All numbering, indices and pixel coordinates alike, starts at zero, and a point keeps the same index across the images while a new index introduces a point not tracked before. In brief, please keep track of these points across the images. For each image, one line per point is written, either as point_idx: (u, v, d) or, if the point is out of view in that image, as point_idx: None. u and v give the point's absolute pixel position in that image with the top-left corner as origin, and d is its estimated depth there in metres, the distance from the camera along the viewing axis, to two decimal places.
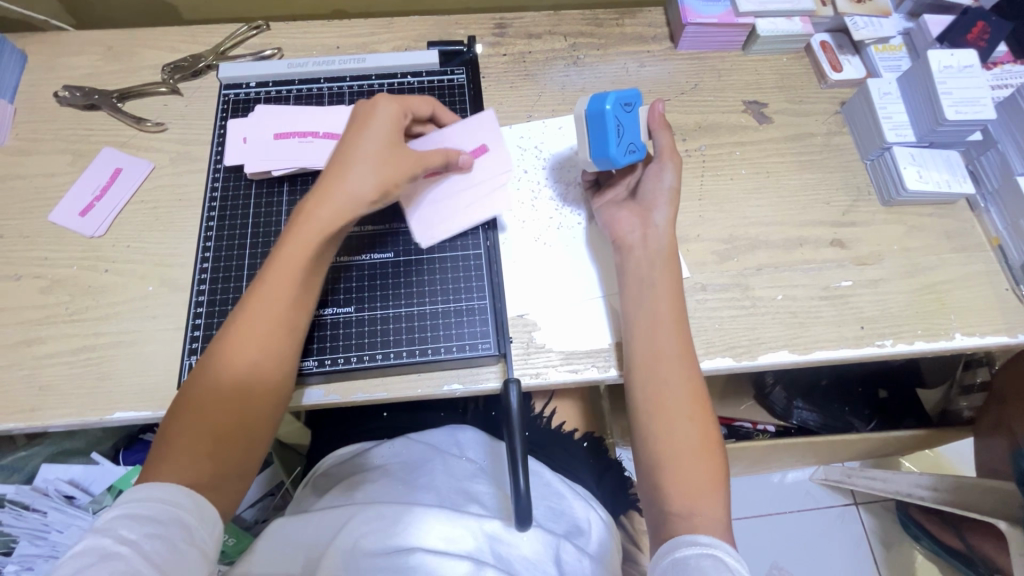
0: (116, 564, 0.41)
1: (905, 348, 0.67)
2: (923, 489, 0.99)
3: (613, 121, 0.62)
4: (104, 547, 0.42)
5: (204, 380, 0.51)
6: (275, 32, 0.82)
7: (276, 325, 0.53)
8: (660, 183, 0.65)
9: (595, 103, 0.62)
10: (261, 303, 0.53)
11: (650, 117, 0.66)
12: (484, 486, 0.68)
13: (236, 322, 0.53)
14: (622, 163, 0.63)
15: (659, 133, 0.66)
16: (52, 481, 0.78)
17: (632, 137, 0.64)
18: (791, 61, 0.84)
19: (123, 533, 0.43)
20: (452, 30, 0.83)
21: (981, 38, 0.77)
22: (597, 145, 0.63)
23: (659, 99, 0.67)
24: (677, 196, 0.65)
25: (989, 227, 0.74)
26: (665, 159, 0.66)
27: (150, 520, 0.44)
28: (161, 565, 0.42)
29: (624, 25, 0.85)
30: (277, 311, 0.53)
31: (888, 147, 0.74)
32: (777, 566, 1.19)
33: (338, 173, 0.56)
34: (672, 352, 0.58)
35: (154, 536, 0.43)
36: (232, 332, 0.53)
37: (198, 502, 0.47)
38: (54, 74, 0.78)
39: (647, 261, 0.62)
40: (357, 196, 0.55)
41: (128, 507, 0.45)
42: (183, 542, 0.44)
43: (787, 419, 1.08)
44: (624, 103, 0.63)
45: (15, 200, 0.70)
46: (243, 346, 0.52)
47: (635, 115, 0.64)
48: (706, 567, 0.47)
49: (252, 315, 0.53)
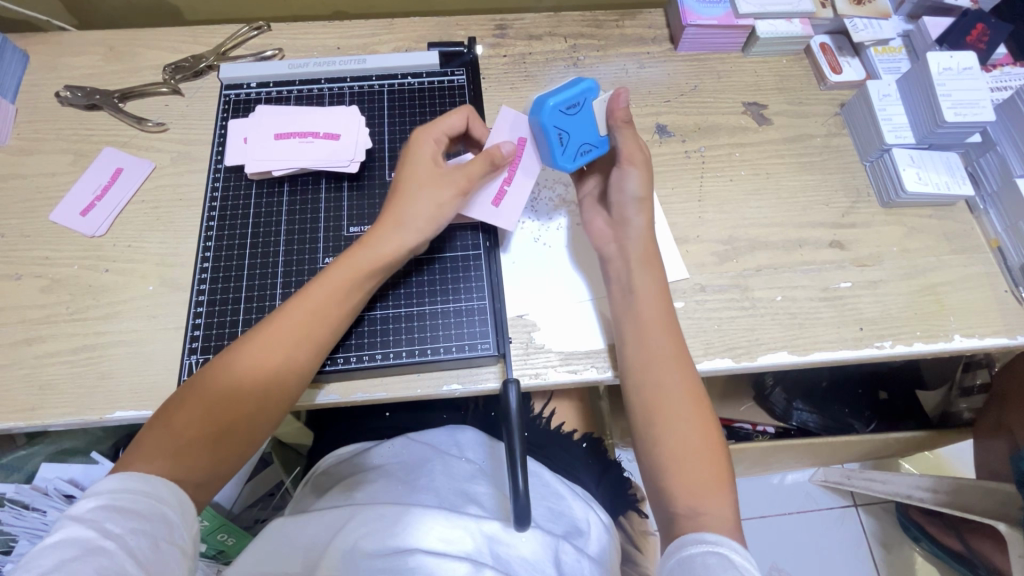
0: (100, 559, 0.40)
1: (904, 348, 0.67)
2: (923, 491, 0.99)
3: (553, 128, 0.63)
4: (87, 540, 0.41)
5: (219, 372, 0.52)
6: (276, 33, 0.82)
7: (301, 335, 0.54)
8: (624, 190, 0.64)
9: (535, 110, 0.63)
10: (296, 313, 0.55)
11: (609, 113, 0.64)
12: (483, 487, 0.68)
13: (266, 323, 0.54)
14: (574, 167, 0.65)
15: (620, 133, 0.64)
16: (53, 481, 0.78)
17: (585, 136, 0.64)
18: (790, 63, 0.84)
19: (108, 527, 0.42)
20: (452, 31, 0.84)
21: (980, 40, 0.77)
22: (545, 152, 0.65)
23: (620, 91, 0.63)
24: (646, 202, 0.64)
25: (988, 229, 0.74)
26: (626, 165, 0.64)
27: (136, 516, 0.43)
28: (145, 563, 0.42)
29: (624, 26, 0.85)
30: (308, 325, 0.55)
31: (887, 149, 0.75)
32: (777, 567, 1.19)
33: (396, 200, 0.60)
34: (668, 355, 0.58)
35: (139, 532, 0.43)
36: (260, 332, 0.54)
37: (182, 500, 0.47)
38: (56, 74, 0.78)
39: (625, 271, 0.62)
40: (402, 221, 0.59)
41: (112, 498, 0.44)
42: (166, 540, 0.44)
43: (787, 420, 1.08)
44: (565, 105, 0.63)
45: (16, 199, 0.70)
46: (265, 347, 0.53)
47: (582, 113, 0.63)
48: (711, 565, 0.46)
49: (283, 321, 0.54)
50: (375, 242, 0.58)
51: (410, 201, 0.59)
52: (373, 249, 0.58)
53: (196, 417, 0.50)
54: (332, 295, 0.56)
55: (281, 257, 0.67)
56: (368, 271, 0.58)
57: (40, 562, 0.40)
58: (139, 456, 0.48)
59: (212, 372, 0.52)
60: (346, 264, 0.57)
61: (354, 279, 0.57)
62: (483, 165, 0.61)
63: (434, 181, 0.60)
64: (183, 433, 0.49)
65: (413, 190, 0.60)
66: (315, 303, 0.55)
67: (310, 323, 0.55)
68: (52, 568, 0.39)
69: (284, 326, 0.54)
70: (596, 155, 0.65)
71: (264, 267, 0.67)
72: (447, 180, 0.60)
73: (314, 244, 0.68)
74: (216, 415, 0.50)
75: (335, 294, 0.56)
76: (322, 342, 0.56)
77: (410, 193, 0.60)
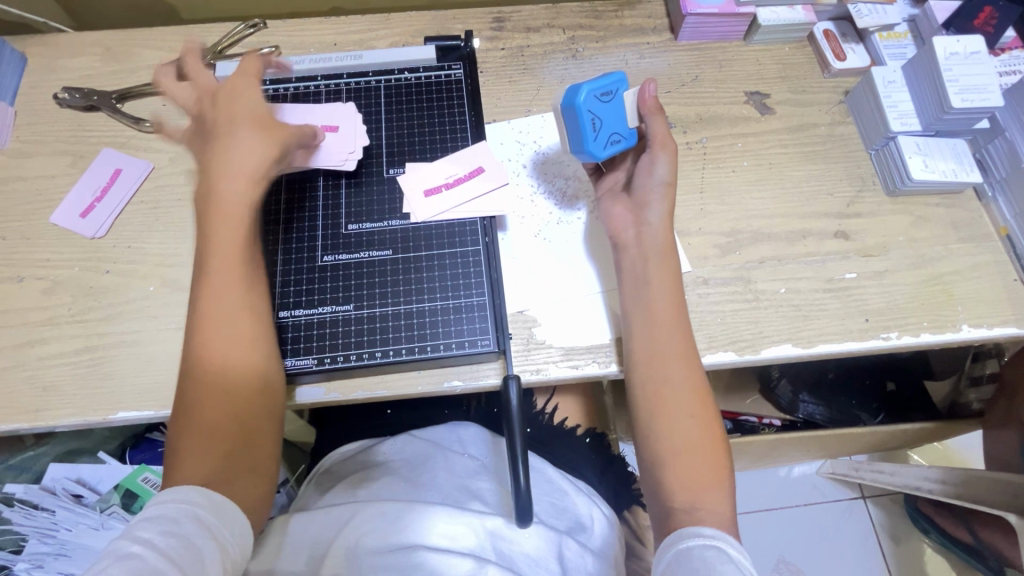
0: (132, 562, 0.41)
1: (910, 340, 0.66)
2: (931, 483, 0.98)
3: (588, 114, 0.62)
4: (122, 548, 0.42)
5: (192, 400, 0.51)
6: (272, 31, 0.81)
7: (237, 316, 0.54)
8: (652, 175, 0.64)
9: (568, 96, 0.62)
10: (209, 308, 0.53)
11: (639, 101, 0.64)
12: (486, 483, 0.68)
13: (193, 334, 0.53)
14: (605, 155, 0.64)
15: (651, 119, 0.64)
16: (59, 481, 0.80)
17: (617, 126, 0.64)
18: (793, 51, 0.82)
19: (140, 535, 0.43)
20: (450, 25, 0.83)
21: (988, 23, 0.76)
22: (575, 140, 0.63)
23: (649, 80, 0.64)
24: (671, 188, 0.64)
25: (997, 217, 0.73)
26: (658, 149, 0.64)
27: (166, 521, 0.44)
28: (178, 562, 0.42)
29: (623, 16, 0.84)
30: (227, 306, 0.53)
31: (893, 137, 0.73)
32: (785, 560, 1.19)
33: (224, 151, 0.57)
34: (670, 348, 0.57)
35: (170, 535, 0.43)
36: (197, 342, 0.52)
37: (211, 501, 0.47)
38: (54, 75, 0.78)
39: (640, 260, 0.61)
40: (257, 161, 0.57)
41: (148, 511, 0.45)
42: (200, 540, 0.44)
43: (793, 413, 1.07)
44: (601, 93, 0.62)
45: (17, 201, 0.70)
46: (214, 351, 0.52)
47: (617, 101, 0.63)
48: (709, 559, 0.46)
49: (204, 325, 0.53)
50: (241, 194, 0.56)
51: (234, 143, 0.57)
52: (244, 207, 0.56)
53: (202, 433, 0.50)
54: (228, 268, 0.54)
55: (279, 256, 0.67)
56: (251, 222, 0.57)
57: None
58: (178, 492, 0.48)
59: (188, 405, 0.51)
60: (223, 235, 0.55)
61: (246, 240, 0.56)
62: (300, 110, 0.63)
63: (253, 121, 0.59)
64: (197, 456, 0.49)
65: (228, 137, 0.57)
66: (220, 287, 0.54)
67: (229, 305, 0.53)
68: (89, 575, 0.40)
69: (212, 317, 0.53)
70: (625, 146, 0.65)
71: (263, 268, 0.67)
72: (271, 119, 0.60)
73: (312, 243, 0.68)
74: (215, 429, 0.50)
75: (234, 260, 0.55)
76: (247, 308, 0.54)
77: (229, 134, 0.57)
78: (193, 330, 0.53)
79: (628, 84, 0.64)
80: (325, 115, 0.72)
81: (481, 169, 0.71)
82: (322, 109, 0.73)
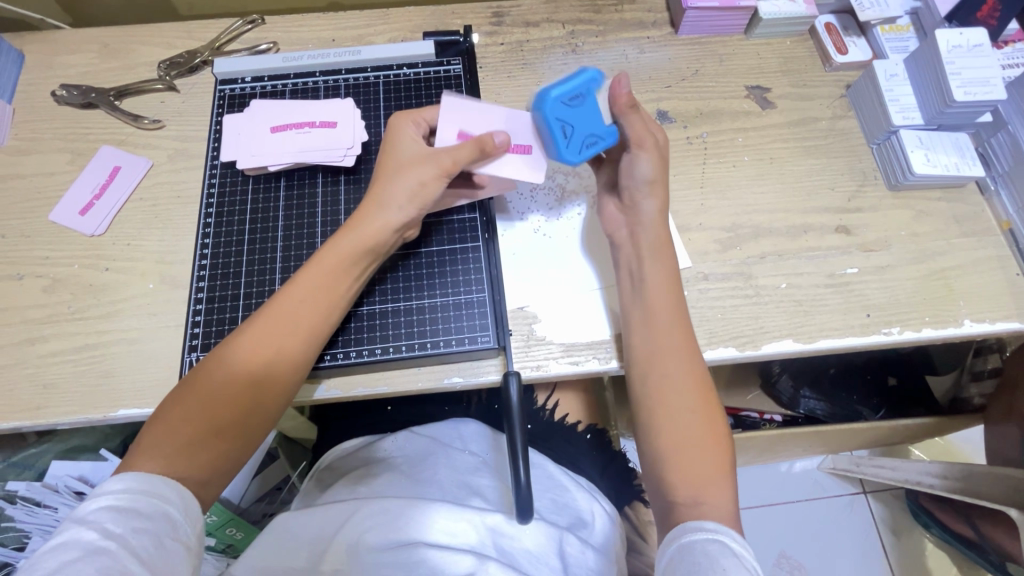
0: (103, 559, 0.41)
1: (912, 335, 0.66)
2: (932, 477, 0.97)
3: (556, 121, 0.60)
4: (90, 542, 0.41)
5: (213, 368, 0.51)
6: (270, 26, 0.81)
7: (297, 328, 0.54)
8: (635, 174, 0.62)
9: (535, 105, 0.61)
10: (284, 305, 0.54)
11: (612, 100, 0.61)
12: (486, 480, 0.68)
13: (259, 313, 0.54)
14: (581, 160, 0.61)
15: (626, 118, 0.61)
16: (63, 478, 0.79)
17: (592, 126, 0.61)
18: (794, 45, 0.82)
19: (110, 528, 0.42)
20: (449, 20, 0.82)
21: (991, 16, 0.74)
22: (548, 149, 0.62)
23: (621, 74, 0.60)
24: (657, 185, 0.62)
25: (999, 211, 0.72)
26: (636, 149, 0.61)
27: (137, 515, 0.43)
28: (149, 562, 0.42)
29: (623, 11, 0.83)
30: (297, 314, 0.54)
31: (895, 131, 0.73)
32: (786, 555, 1.19)
33: (382, 181, 0.59)
34: (674, 345, 0.57)
35: (142, 531, 0.43)
36: (252, 324, 0.53)
37: (184, 497, 0.46)
38: (52, 72, 0.78)
39: (635, 259, 0.61)
40: (393, 204, 0.58)
41: (115, 498, 0.44)
42: (170, 537, 0.44)
43: (794, 407, 1.09)
44: (568, 97, 0.60)
45: (16, 200, 0.70)
46: (256, 341, 0.52)
47: (587, 104, 0.60)
48: (712, 553, 0.46)
49: (270, 316, 0.54)
50: (366, 225, 0.57)
51: (393, 182, 0.58)
52: (360, 235, 0.57)
53: (194, 413, 0.49)
54: (320, 282, 0.55)
55: (278, 253, 0.67)
56: (358, 253, 0.57)
57: (46, 564, 0.40)
58: (140, 455, 0.47)
59: (208, 368, 0.52)
60: (333, 250, 0.57)
61: (343, 266, 0.56)
62: (470, 150, 0.58)
63: (416, 162, 0.59)
64: (182, 429, 0.49)
65: (395, 173, 0.59)
66: (302, 292, 0.55)
67: (300, 313, 0.54)
68: (55, 569, 0.40)
69: (274, 317, 0.54)
70: (606, 145, 0.62)
71: (262, 266, 0.66)
72: (430, 158, 0.58)
73: (311, 240, 0.68)
74: (211, 412, 0.50)
75: (325, 277, 0.56)
76: (315, 328, 0.55)
77: (395, 172, 0.59)
78: (259, 313, 0.54)
79: (600, 83, 0.61)
80: (323, 111, 0.71)
81: (530, 149, 0.63)
82: (315, 103, 0.72)
